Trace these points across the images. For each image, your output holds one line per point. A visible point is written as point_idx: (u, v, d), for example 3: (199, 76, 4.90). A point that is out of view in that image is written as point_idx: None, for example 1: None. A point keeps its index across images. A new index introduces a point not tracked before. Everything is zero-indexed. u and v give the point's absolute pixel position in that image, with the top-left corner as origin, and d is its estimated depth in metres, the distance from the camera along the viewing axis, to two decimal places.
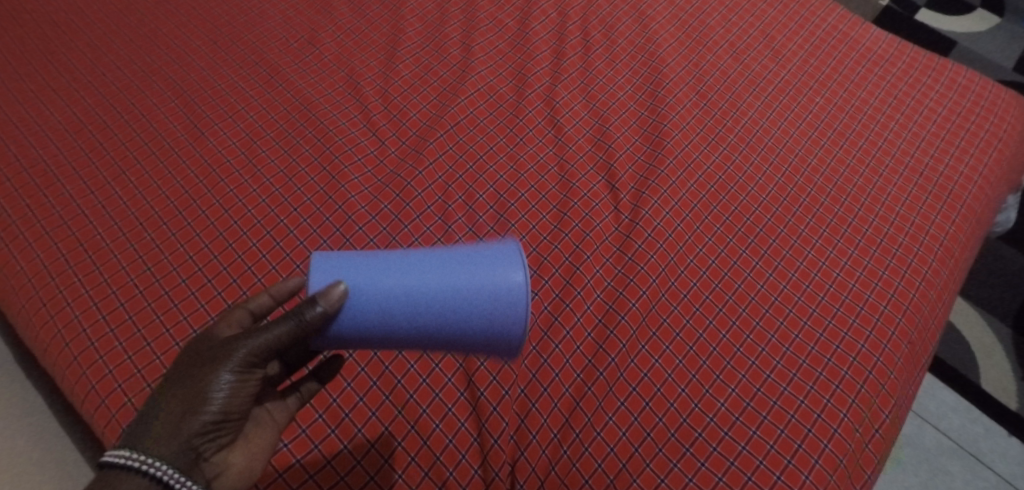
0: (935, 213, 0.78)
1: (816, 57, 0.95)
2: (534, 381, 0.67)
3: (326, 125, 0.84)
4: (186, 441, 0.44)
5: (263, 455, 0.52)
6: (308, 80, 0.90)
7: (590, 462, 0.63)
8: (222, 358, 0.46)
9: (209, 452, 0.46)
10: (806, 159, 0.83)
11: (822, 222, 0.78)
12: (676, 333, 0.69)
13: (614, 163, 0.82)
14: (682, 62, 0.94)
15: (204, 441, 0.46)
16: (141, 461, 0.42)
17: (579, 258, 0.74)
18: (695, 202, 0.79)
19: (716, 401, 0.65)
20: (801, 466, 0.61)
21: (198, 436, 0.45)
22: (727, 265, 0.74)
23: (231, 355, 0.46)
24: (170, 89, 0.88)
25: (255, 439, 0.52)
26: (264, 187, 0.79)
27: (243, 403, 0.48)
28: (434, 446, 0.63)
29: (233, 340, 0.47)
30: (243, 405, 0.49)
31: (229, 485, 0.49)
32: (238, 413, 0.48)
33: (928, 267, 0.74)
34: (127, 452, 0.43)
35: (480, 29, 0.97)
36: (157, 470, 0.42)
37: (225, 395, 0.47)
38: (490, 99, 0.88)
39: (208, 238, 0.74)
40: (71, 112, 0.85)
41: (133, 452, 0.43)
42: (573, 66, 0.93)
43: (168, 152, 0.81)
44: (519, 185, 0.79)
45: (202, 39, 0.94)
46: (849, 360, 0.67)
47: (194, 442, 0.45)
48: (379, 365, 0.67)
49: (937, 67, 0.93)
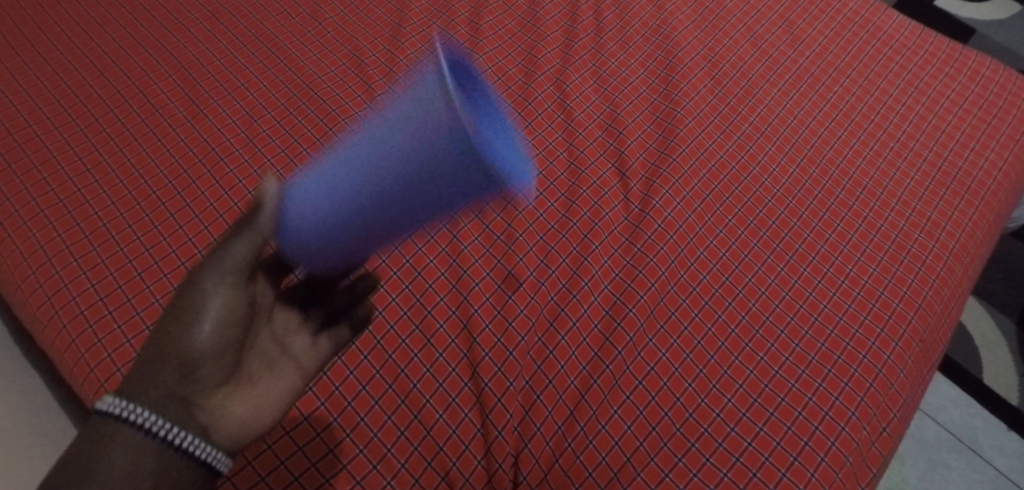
0: (952, 209, 0.76)
1: (835, 44, 0.92)
2: (540, 373, 0.66)
3: (329, 104, 0.82)
4: (170, 386, 0.40)
5: (272, 403, 0.47)
6: (311, 56, 0.87)
7: (594, 455, 0.62)
8: (195, 286, 0.42)
9: (203, 397, 0.41)
10: (822, 150, 0.81)
11: (836, 216, 0.76)
12: (684, 327, 0.68)
13: (625, 150, 0.80)
14: (697, 46, 0.91)
15: (192, 386, 0.41)
16: (123, 408, 0.38)
17: (587, 248, 0.72)
18: (706, 193, 0.77)
19: (723, 397, 0.64)
20: (808, 464, 0.60)
21: (186, 381, 0.41)
22: (738, 258, 0.73)
23: (203, 282, 0.42)
24: (168, 63, 0.85)
25: (269, 388, 0.48)
26: (265, 167, 0.76)
27: (234, 340, 0.44)
28: (437, 436, 0.62)
29: (201, 268, 0.43)
30: (235, 342, 0.44)
31: (236, 437, 0.43)
32: (230, 351, 0.44)
33: (942, 264, 0.73)
34: (111, 402, 0.38)
35: (489, 7, 0.94)
36: (142, 417, 0.38)
37: (209, 330, 0.42)
38: (499, 81, 0.86)
39: (208, 219, 0.71)
40: (66, 86, 0.82)
41: (118, 400, 0.38)
42: (584, 48, 0.90)
43: (166, 130, 0.79)
44: (527, 171, 0.78)
45: (201, 11, 0.91)
46: (859, 357, 0.66)
47: (179, 388, 0.40)
48: (382, 353, 0.66)
49: (959, 57, 0.91)
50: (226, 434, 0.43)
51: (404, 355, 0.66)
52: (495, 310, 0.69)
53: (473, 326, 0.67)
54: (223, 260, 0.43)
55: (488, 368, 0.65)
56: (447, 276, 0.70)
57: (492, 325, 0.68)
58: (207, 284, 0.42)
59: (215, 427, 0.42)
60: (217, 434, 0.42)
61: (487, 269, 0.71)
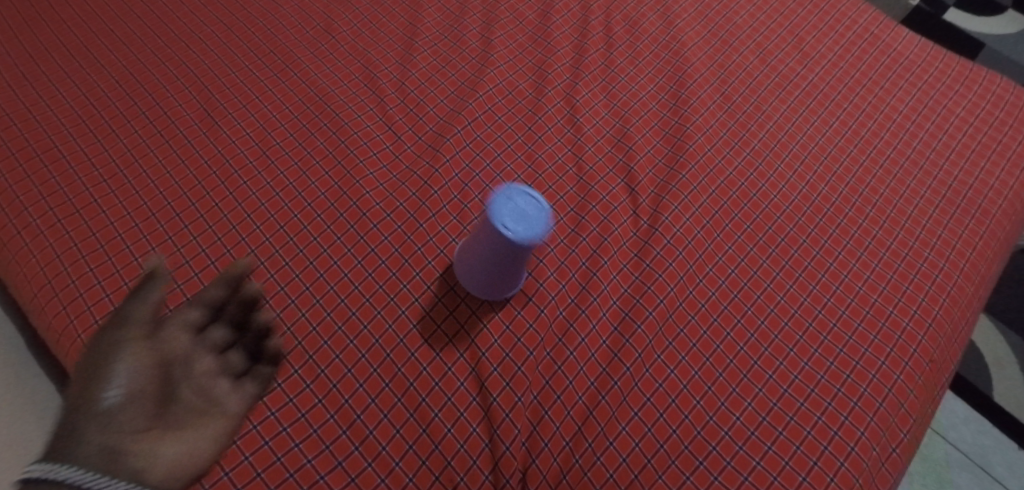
0: (962, 227, 0.76)
1: (845, 60, 0.92)
2: (548, 389, 0.66)
3: (341, 117, 0.83)
4: (93, 435, 0.52)
5: (204, 444, 0.58)
6: (324, 70, 0.88)
7: (602, 472, 0.62)
8: (101, 364, 0.55)
9: (127, 449, 0.53)
10: (831, 167, 0.81)
11: (845, 234, 0.76)
12: (693, 344, 0.68)
13: (635, 165, 0.80)
14: (707, 62, 0.91)
15: (116, 437, 0.53)
16: (53, 471, 0.49)
17: (596, 264, 0.72)
18: (716, 209, 0.77)
19: (731, 415, 0.64)
20: (816, 483, 0.60)
21: (100, 434, 0.53)
22: (746, 275, 0.73)
23: (108, 355, 0.55)
24: (184, 76, 0.86)
25: (199, 434, 0.59)
26: (278, 179, 0.77)
27: (139, 387, 0.56)
28: (445, 450, 0.63)
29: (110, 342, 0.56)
30: (139, 390, 0.56)
31: (170, 474, 0.55)
32: (131, 403, 0.55)
33: (953, 283, 0.72)
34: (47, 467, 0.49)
35: (500, 21, 0.95)
36: (65, 474, 0.49)
37: (120, 383, 0.55)
38: (509, 95, 0.87)
39: (222, 231, 0.73)
40: (84, 97, 0.83)
41: (52, 465, 0.49)
42: (594, 63, 0.91)
43: (181, 141, 0.80)
44: (537, 186, 0.78)
45: (216, 25, 0.92)
46: (868, 377, 0.66)
47: (98, 435, 0.52)
48: (391, 366, 0.66)
49: (970, 74, 0.91)
50: (161, 474, 0.55)
51: (413, 369, 0.66)
52: (504, 325, 0.69)
53: (482, 340, 0.68)
54: (130, 322, 0.57)
55: (497, 383, 0.66)
56: (456, 289, 0.71)
57: (501, 339, 0.68)
58: (112, 364, 0.55)
59: (147, 468, 0.54)
60: (156, 468, 0.54)
61: None
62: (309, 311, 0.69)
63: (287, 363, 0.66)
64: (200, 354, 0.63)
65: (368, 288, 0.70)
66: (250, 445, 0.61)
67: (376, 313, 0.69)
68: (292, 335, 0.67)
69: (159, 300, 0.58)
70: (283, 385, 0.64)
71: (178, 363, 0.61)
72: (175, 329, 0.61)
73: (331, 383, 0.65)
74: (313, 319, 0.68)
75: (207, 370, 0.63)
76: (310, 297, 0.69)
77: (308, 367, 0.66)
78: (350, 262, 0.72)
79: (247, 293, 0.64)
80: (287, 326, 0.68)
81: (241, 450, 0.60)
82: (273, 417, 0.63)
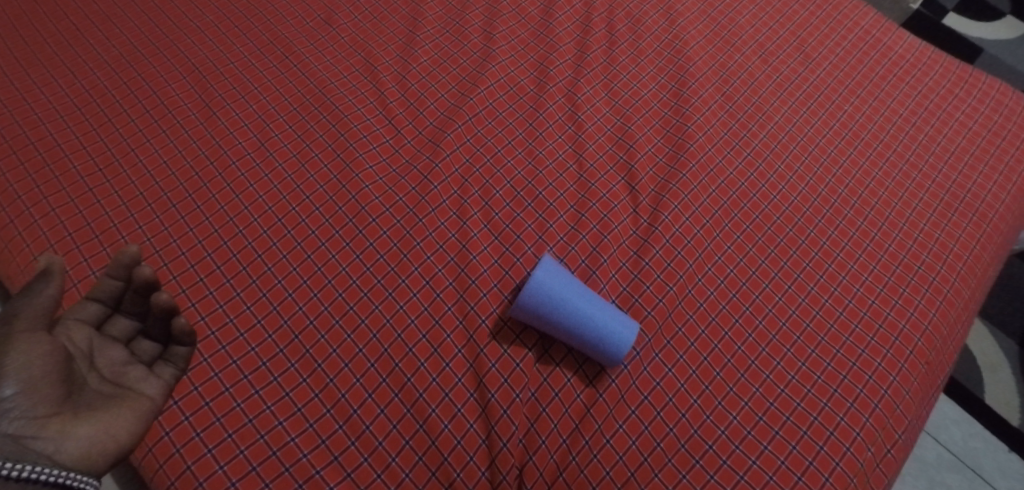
0: (960, 231, 0.77)
1: (846, 63, 0.92)
2: (546, 386, 0.66)
3: (341, 110, 0.82)
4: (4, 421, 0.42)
5: (125, 425, 0.50)
6: (324, 62, 0.88)
7: (598, 469, 0.62)
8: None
9: (32, 435, 0.43)
10: (830, 168, 0.81)
11: (844, 235, 0.76)
12: (691, 343, 0.68)
13: (636, 164, 0.80)
14: (709, 61, 0.91)
15: (19, 423, 0.43)
16: None
17: (596, 261, 0.72)
18: (716, 209, 0.77)
19: (729, 414, 0.64)
20: (811, 483, 0.60)
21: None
22: (745, 275, 0.73)
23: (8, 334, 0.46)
24: (182, 65, 0.85)
25: (117, 417, 0.50)
26: (276, 172, 0.77)
27: (41, 371, 0.46)
28: (442, 446, 0.62)
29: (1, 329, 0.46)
30: (44, 374, 0.46)
31: (92, 458, 0.46)
32: (41, 383, 0.46)
33: (950, 286, 0.73)
34: None
35: (502, 16, 0.95)
36: None
37: (20, 366, 0.45)
38: (511, 91, 0.86)
39: (218, 223, 0.72)
40: (80, 85, 0.82)
41: None
42: (597, 61, 0.91)
43: (178, 131, 0.79)
44: (537, 183, 0.78)
45: (215, 14, 0.92)
46: (865, 378, 0.66)
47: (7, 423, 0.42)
48: (389, 362, 0.66)
49: (969, 79, 0.91)
50: (80, 458, 0.45)
51: (411, 364, 0.66)
52: (502, 321, 0.68)
53: (480, 336, 0.67)
54: (19, 318, 0.47)
55: (495, 379, 0.65)
56: (455, 285, 0.70)
57: (499, 335, 0.68)
58: (7, 348, 0.45)
59: (62, 451, 0.44)
60: (71, 453, 0.45)
61: (495, 280, 0.71)
62: (306, 304, 0.68)
63: (284, 357, 0.65)
64: (105, 343, 0.55)
65: (366, 283, 0.70)
66: (245, 439, 0.60)
67: (374, 308, 0.68)
68: (289, 328, 0.67)
69: (58, 296, 0.50)
70: (279, 379, 0.64)
71: (80, 358, 0.52)
72: (72, 325, 0.53)
73: (328, 377, 0.65)
74: (310, 313, 0.68)
75: (116, 359, 0.55)
76: (307, 291, 0.69)
77: (305, 361, 0.65)
78: (348, 256, 0.71)
79: (142, 277, 0.54)
80: (285, 320, 0.67)
81: (236, 444, 0.60)
82: (268, 411, 0.62)
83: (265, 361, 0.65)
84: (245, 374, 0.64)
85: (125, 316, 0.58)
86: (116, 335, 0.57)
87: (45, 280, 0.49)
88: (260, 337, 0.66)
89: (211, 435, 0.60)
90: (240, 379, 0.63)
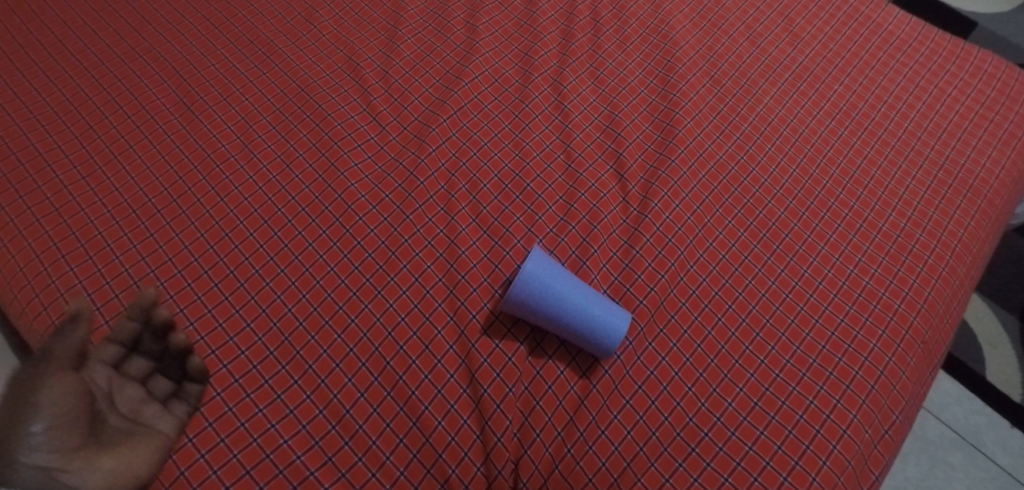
0: (954, 208, 0.76)
1: (835, 41, 0.91)
2: (539, 379, 0.66)
3: (325, 108, 0.81)
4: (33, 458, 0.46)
5: (144, 459, 0.53)
6: (307, 60, 0.87)
7: (594, 461, 0.61)
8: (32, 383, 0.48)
9: (60, 469, 0.47)
10: (822, 149, 0.80)
11: (836, 216, 0.75)
12: (684, 330, 0.68)
13: (624, 152, 0.79)
14: (696, 45, 0.90)
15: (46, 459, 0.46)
16: None
17: (586, 252, 0.71)
18: (706, 194, 0.76)
19: (724, 401, 0.64)
20: (809, 468, 0.60)
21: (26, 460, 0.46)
22: (737, 260, 0.72)
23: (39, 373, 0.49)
24: (162, 69, 0.84)
25: (135, 451, 0.53)
26: (261, 173, 0.76)
27: (71, 408, 0.49)
28: (436, 443, 0.62)
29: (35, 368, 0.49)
30: (73, 410, 0.49)
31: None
32: (69, 419, 0.49)
33: (945, 264, 0.72)
34: None
35: (485, 8, 0.94)
36: None
37: (51, 405, 0.48)
38: (496, 83, 0.85)
39: (204, 227, 0.72)
40: (60, 93, 0.82)
41: None
42: (582, 49, 0.90)
43: (161, 136, 0.78)
44: (524, 175, 0.77)
45: (195, 16, 0.91)
46: (861, 360, 0.66)
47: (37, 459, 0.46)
48: (380, 360, 0.65)
49: (961, 53, 0.90)
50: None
51: (402, 362, 0.65)
52: (493, 316, 0.68)
53: (471, 331, 0.67)
54: (51, 358, 0.50)
55: (487, 374, 0.65)
56: (444, 281, 0.69)
57: (490, 330, 0.67)
58: (40, 387, 0.48)
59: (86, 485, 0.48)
60: (94, 486, 0.48)
61: (485, 274, 0.70)
62: (295, 306, 0.68)
63: (274, 359, 0.65)
64: (123, 383, 0.57)
65: (355, 282, 0.69)
66: (238, 442, 0.60)
67: (364, 306, 0.68)
68: (278, 330, 0.66)
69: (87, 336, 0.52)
70: (271, 382, 0.64)
71: (101, 396, 0.54)
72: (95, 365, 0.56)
73: (319, 378, 0.64)
74: (300, 315, 0.67)
75: (134, 397, 0.57)
76: (296, 292, 0.69)
77: (296, 363, 0.65)
78: (336, 256, 0.71)
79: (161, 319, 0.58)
80: (274, 322, 0.67)
81: (230, 448, 0.60)
82: (261, 414, 0.62)
83: (256, 364, 0.64)
84: (236, 378, 0.63)
85: (140, 356, 0.60)
86: (133, 374, 0.59)
87: (74, 323, 0.52)
88: (250, 340, 0.66)
89: (204, 440, 0.60)
90: (231, 383, 0.63)
